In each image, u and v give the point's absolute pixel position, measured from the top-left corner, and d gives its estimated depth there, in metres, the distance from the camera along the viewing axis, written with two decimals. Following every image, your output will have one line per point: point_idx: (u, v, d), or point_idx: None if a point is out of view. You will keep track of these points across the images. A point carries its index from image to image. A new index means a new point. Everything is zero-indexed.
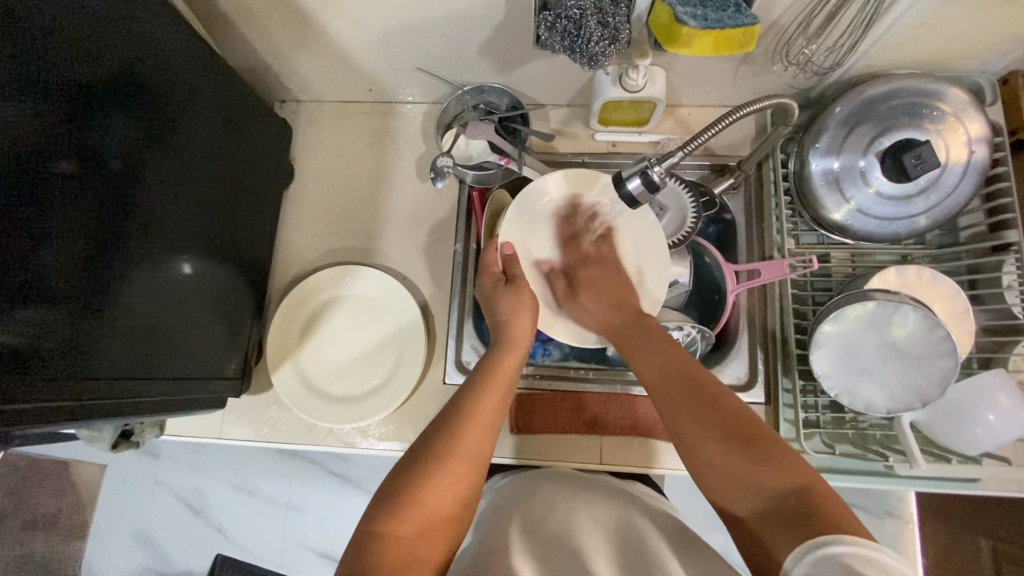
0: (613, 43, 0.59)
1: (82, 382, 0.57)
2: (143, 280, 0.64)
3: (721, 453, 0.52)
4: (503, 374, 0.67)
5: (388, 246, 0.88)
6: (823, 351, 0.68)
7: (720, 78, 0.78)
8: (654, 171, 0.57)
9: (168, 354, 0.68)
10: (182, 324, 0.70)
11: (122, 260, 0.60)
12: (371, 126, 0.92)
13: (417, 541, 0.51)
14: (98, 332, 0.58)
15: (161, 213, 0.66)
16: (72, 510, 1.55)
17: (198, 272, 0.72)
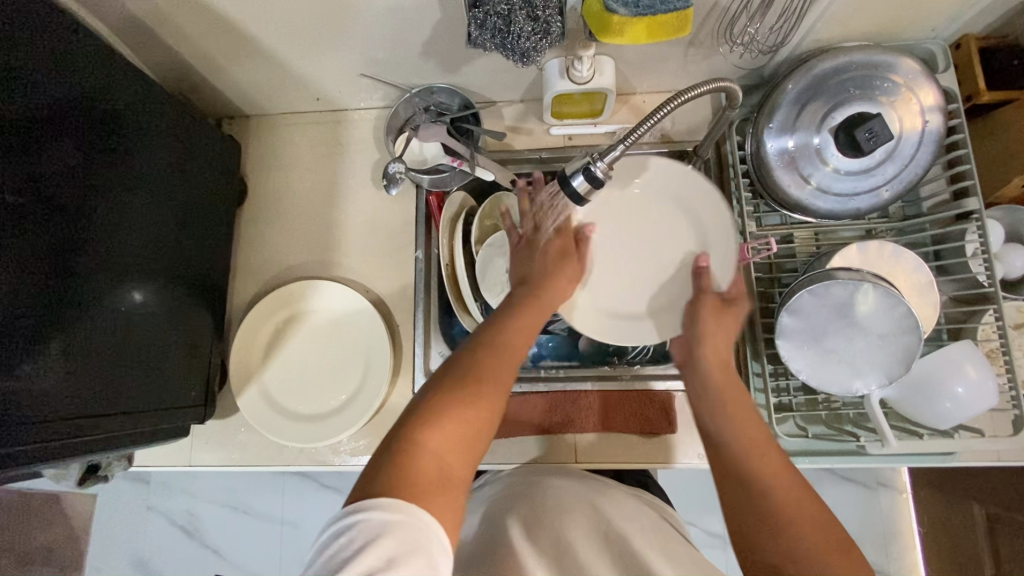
0: (545, 38, 0.58)
1: (34, 426, 0.55)
2: (95, 313, 0.62)
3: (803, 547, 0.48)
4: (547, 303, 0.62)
5: (349, 258, 0.86)
6: (788, 334, 0.67)
7: (670, 63, 0.77)
8: (596, 167, 0.56)
9: (126, 387, 0.66)
10: (139, 354, 0.68)
11: (70, 295, 0.59)
12: (323, 136, 0.90)
13: (440, 462, 0.47)
14: (50, 370, 0.56)
15: (111, 243, 0.64)
16: (65, 543, 1.53)
17: (152, 302, 0.70)
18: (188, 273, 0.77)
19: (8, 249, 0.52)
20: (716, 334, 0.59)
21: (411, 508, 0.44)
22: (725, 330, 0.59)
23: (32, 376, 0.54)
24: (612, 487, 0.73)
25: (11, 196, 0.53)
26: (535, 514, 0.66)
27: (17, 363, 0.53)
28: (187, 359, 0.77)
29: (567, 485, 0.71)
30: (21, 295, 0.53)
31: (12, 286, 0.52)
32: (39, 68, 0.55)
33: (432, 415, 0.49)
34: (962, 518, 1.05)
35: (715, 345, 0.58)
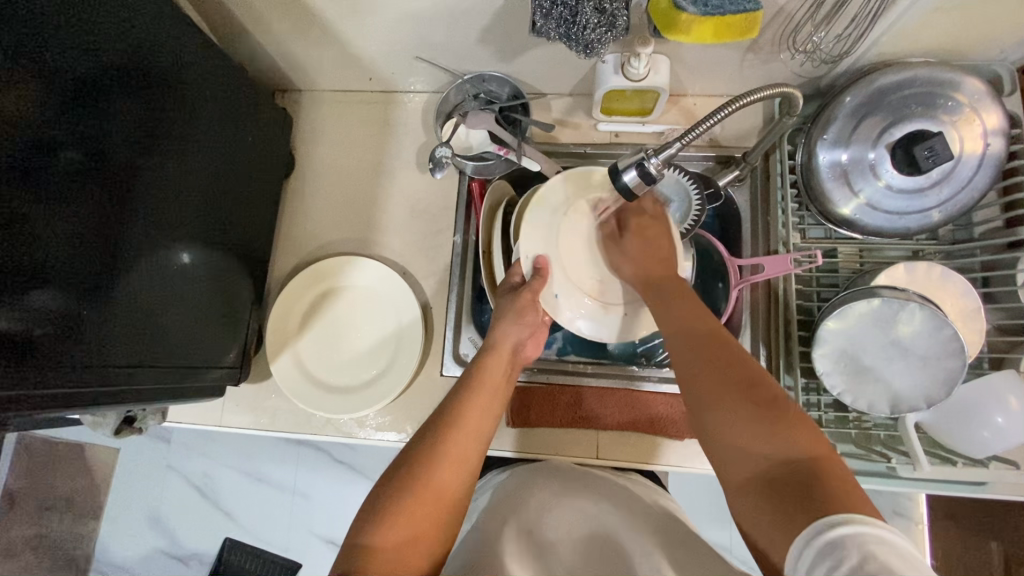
0: (610, 30, 0.58)
1: (78, 373, 0.57)
2: (144, 268, 0.64)
3: (739, 422, 0.51)
4: (496, 372, 0.68)
5: (388, 237, 0.87)
6: (825, 349, 0.66)
7: (726, 67, 0.76)
8: (650, 163, 0.56)
9: (166, 341, 0.68)
10: (180, 312, 0.70)
11: (122, 247, 0.61)
12: (372, 116, 0.91)
13: (407, 545, 0.52)
14: (97, 318, 0.58)
15: (163, 202, 0.66)
16: (85, 492, 1.59)
17: (196, 264, 0.72)
18: (232, 238, 0.79)
19: (66, 198, 0.54)
20: (643, 245, 0.67)
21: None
22: (639, 235, 0.67)
23: (80, 324, 0.56)
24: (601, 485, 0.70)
25: (74, 154, 0.55)
26: (513, 512, 0.63)
27: (66, 313, 0.55)
28: (226, 322, 0.78)
29: (548, 487, 0.68)
30: (74, 247, 0.55)
31: (68, 235, 0.54)
32: (103, 29, 0.57)
33: (404, 486, 0.54)
34: (979, 555, 1.03)
35: (624, 253, 0.67)
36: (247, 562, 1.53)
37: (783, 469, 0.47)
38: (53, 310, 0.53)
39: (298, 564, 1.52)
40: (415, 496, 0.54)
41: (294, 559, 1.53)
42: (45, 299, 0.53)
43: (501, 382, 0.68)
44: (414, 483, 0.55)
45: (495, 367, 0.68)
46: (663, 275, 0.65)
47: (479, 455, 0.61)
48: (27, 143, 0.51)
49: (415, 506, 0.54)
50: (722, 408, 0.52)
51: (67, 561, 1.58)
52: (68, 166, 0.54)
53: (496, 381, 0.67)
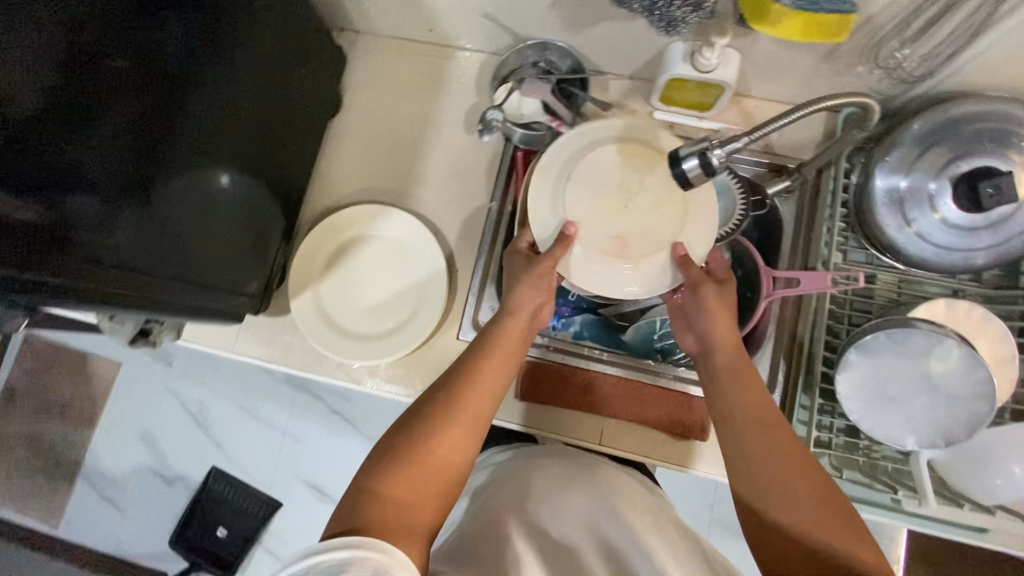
0: (695, 10, 0.55)
1: (111, 275, 0.58)
2: (184, 183, 0.64)
3: (815, 519, 0.55)
4: (512, 339, 0.67)
5: (424, 192, 0.86)
6: (850, 373, 0.65)
7: (798, 72, 0.74)
8: (713, 153, 0.54)
9: (199, 258, 0.68)
10: (215, 233, 0.70)
11: (168, 157, 0.61)
12: (424, 69, 0.88)
13: (410, 500, 0.57)
14: (133, 226, 0.58)
15: (214, 121, 0.65)
16: (83, 400, 1.61)
17: (233, 183, 0.71)
18: (269, 167, 0.77)
19: (107, 97, 0.55)
20: (725, 321, 0.67)
21: (380, 546, 0.50)
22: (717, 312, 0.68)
23: (114, 228, 0.57)
24: (607, 470, 0.71)
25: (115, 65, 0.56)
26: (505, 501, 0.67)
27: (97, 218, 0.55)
28: (255, 247, 0.78)
29: (539, 472, 0.70)
30: (111, 153, 0.56)
31: (108, 133, 0.55)
32: None
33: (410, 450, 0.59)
34: None
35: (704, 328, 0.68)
36: (230, 493, 1.55)
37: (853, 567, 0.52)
38: (86, 216, 0.55)
39: (278, 504, 1.54)
40: (420, 467, 0.59)
41: (277, 498, 1.55)
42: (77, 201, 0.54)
43: (517, 348, 0.68)
44: (419, 453, 0.59)
45: (513, 331, 0.68)
46: (738, 360, 0.66)
47: (488, 418, 0.64)
48: (59, 48, 0.52)
49: (421, 473, 0.59)
50: (798, 497, 0.57)
51: (56, 463, 1.60)
52: (110, 72, 0.55)
53: (510, 345, 0.67)
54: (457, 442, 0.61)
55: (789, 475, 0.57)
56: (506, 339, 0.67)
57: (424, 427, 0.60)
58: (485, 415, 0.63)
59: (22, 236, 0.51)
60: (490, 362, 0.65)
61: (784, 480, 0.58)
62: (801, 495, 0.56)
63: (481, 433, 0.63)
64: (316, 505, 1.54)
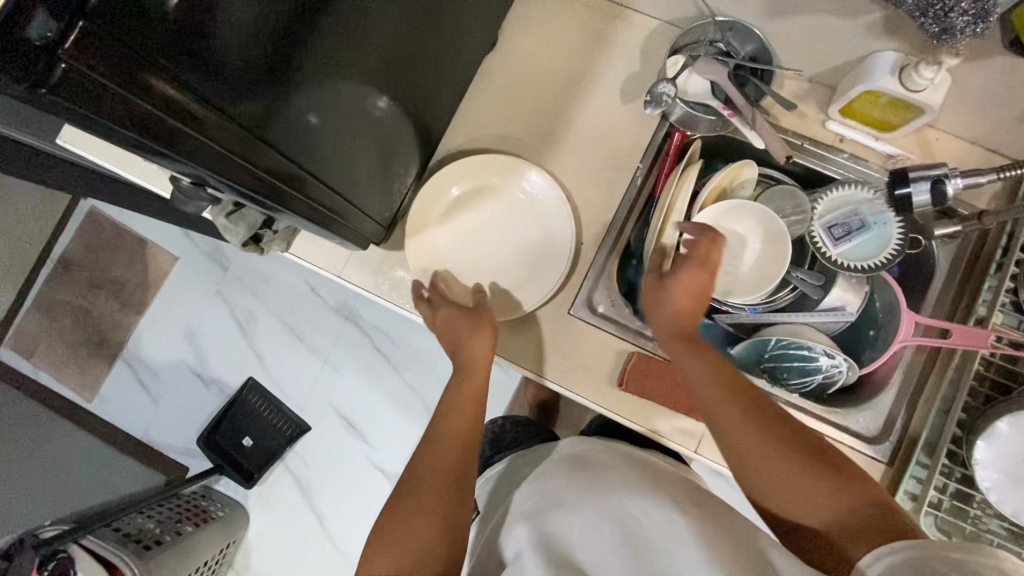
0: (976, 20, 0.51)
1: (252, 154, 0.48)
2: (337, 73, 0.55)
3: (791, 494, 0.54)
4: (471, 387, 0.73)
5: (564, 152, 0.81)
6: (995, 441, 0.62)
7: (1009, 111, 0.68)
8: (948, 183, 0.63)
9: (326, 161, 0.60)
10: (343, 139, 0.62)
11: (337, 32, 0.52)
12: (589, 23, 0.82)
13: (408, 559, 0.59)
14: (286, 99, 0.49)
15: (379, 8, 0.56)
16: (136, 286, 1.61)
17: (369, 83, 0.61)
18: (416, 88, 0.71)
19: None
20: (685, 301, 0.64)
21: None
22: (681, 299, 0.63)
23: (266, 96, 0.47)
24: (607, 465, 0.66)
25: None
26: (521, 536, 0.62)
27: (250, 71, 0.44)
28: (378, 173, 0.72)
29: (552, 491, 0.65)
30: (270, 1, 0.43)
31: None
32: None
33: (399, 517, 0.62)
34: None
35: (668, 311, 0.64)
36: (263, 407, 1.56)
37: (861, 522, 0.51)
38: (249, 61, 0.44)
39: (306, 428, 1.55)
40: (411, 527, 0.61)
41: (305, 421, 1.55)
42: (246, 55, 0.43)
43: (477, 393, 0.72)
44: (400, 516, 0.62)
45: (476, 371, 0.73)
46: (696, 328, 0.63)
47: (461, 466, 0.66)
48: None
49: (412, 532, 0.60)
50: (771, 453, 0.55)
51: (100, 341, 1.62)
52: None
53: (471, 395, 0.72)
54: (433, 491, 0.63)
55: (774, 448, 0.55)
56: (462, 388, 0.73)
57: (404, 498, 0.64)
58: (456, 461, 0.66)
59: (197, 85, 0.40)
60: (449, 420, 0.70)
61: (746, 436, 0.56)
62: (770, 468, 0.54)
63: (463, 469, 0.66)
64: (342, 437, 1.54)
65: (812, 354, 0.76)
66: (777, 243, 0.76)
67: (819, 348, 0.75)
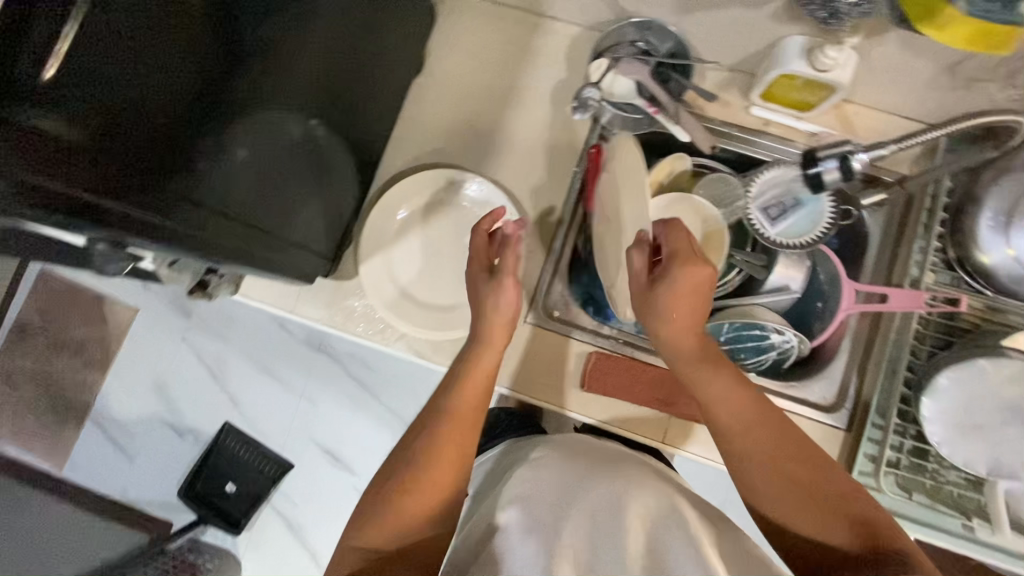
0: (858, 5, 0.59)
1: (188, 217, 0.51)
2: (268, 126, 0.57)
3: (794, 510, 0.55)
4: (487, 361, 0.69)
5: (504, 161, 0.82)
6: (940, 398, 0.65)
7: (915, 81, 0.71)
8: (852, 160, 0.66)
9: (274, 211, 0.63)
10: (291, 185, 0.65)
11: (255, 89, 0.54)
12: (513, 36, 0.84)
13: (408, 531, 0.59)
14: (217, 162, 0.52)
15: (296, 56, 0.57)
16: (98, 343, 1.57)
17: (308, 131, 0.64)
18: (349, 119, 0.72)
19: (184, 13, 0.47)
20: (684, 307, 0.64)
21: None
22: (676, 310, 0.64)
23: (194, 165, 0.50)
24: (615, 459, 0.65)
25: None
26: (510, 523, 0.58)
27: (168, 145, 0.47)
28: (322, 205, 0.73)
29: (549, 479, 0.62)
30: (161, 72, 0.46)
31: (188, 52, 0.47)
32: None
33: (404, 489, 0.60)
34: None
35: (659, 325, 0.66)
36: (242, 450, 1.53)
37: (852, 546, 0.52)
38: (160, 133, 0.46)
39: (290, 466, 1.53)
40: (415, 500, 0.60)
41: (289, 459, 1.53)
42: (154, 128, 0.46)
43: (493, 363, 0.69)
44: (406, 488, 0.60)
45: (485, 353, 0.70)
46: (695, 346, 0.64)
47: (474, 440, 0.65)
48: None
49: (413, 498, 0.60)
50: (769, 477, 0.57)
51: (66, 406, 1.57)
52: None
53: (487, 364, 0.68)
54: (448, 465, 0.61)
55: (771, 464, 0.57)
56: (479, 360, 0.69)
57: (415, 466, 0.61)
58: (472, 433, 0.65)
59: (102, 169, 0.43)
60: (458, 401, 0.66)
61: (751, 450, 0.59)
62: (771, 478, 0.57)
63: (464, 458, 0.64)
64: (327, 470, 1.52)
65: (765, 333, 0.78)
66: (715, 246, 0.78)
67: (771, 326, 0.77)
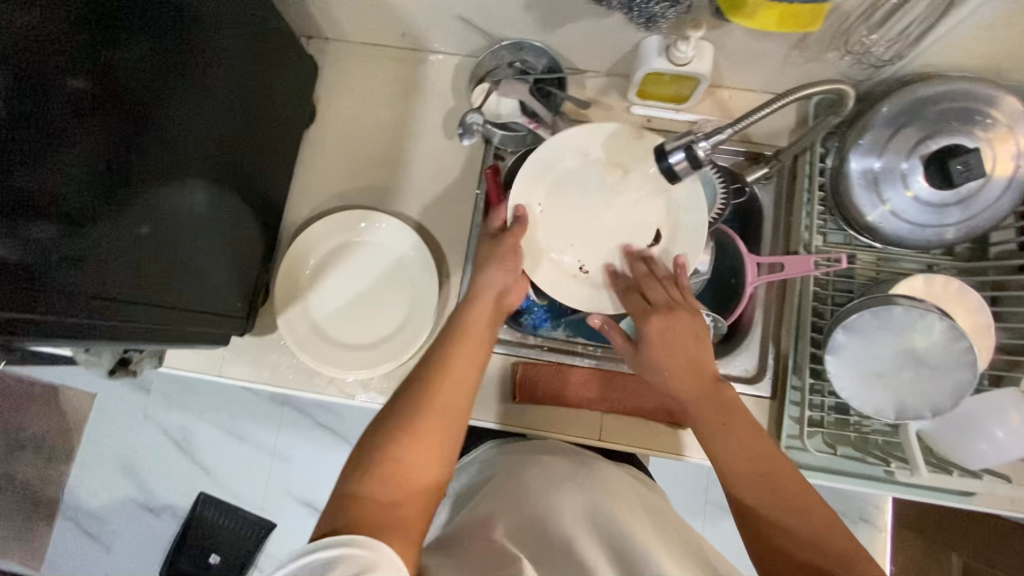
0: (672, 6, 0.57)
1: (74, 305, 0.51)
2: (163, 207, 0.59)
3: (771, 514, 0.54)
4: (476, 329, 0.68)
5: (408, 194, 0.84)
6: (838, 352, 0.68)
7: (769, 61, 0.75)
8: (699, 147, 0.55)
9: (183, 283, 0.65)
10: (199, 254, 0.67)
11: (145, 178, 0.56)
12: (399, 75, 0.87)
13: (392, 503, 0.55)
14: (115, 252, 0.54)
15: (183, 141, 0.61)
16: (58, 436, 1.54)
17: (207, 204, 0.66)
18: (246, 179, 0.74)
19: (81, 128, 0.49)
20: (675, 340, 0.66)
21: (374, 543, 0.50)
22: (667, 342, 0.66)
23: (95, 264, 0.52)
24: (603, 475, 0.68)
25: (83, 73, 0.49)
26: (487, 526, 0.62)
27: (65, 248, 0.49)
28: (229, 273, 0.74)
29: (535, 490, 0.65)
30: (53, 184, 0.48)
31: (83, 164, 0.50)
32: None
33: (391, 453, 0.58)
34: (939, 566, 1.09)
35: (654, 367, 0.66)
36: (221, 517, 1.51)
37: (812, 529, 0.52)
38: (54, 239, 0.48)
39: (272, 525, 1.51)
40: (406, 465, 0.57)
41: (269, 519, 1.51)
42: (50, 232, 0.48)
43: (484, 330, 0.69)
44: (399, 455, 0.58)
45: (476, 320, 0.69)
46: (692, 385, 0.63)
47: (464, 414, 0.62)
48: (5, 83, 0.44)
49: (404, 472, 0.57)
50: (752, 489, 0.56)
51: (36, 504, 1.54)
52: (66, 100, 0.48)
53: (479, 330, 0.68)
54: (430, 439, 0.59)
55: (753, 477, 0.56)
56: (469, 327, 0.68)
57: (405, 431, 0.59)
58: (462, 406, 0.62)
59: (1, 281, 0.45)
60: (451, 361, 0.65)
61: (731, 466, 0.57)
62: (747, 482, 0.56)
63: (459, 421, 0.62)
64: (311, 523, 1.51)
65: None
66: (626, 150, 0.78)
67: (687, 311, 0.78)
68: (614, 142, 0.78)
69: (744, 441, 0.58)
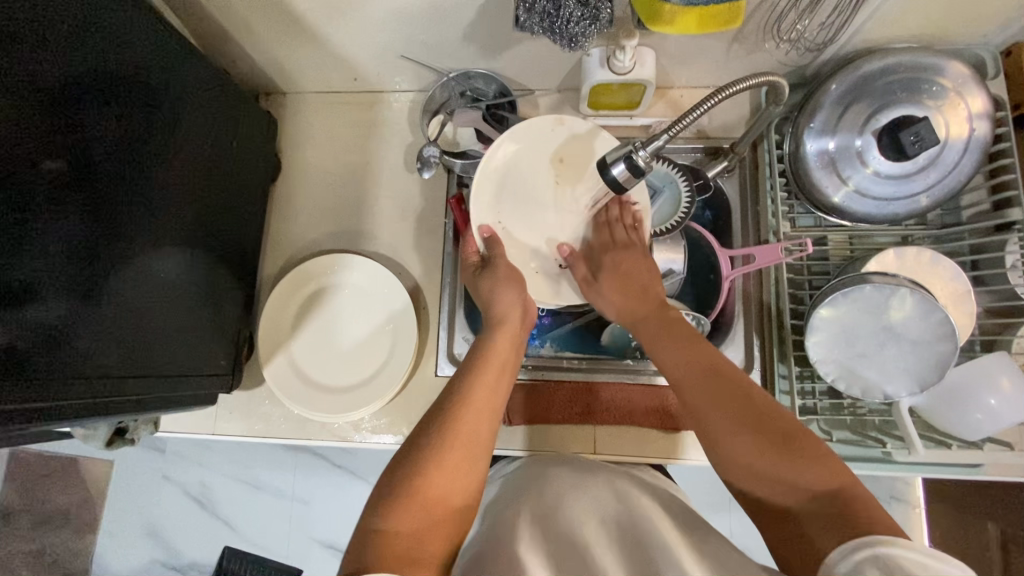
0: (594, 23, 0.60)
1: (60, 384, 0.52)
2: (140, 274, 0.61)
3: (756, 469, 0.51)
4: (499, 355, 0.67)
5: (378, 232, 0.86)
6: (820, 336, 0.67)
7: (711, 57, 0.76)
8: (638, 155, 0.55)
9: (166, 348, 0.66)
10: (178, 317, 0.68)
11: (121, 249, 0.58)
12: (358, 118, 0.89)
13: (416, 534, 0.51)
14: (96, 323, 0.55)
15: (156, 208, 0.63)
16: (81, 506, 1.57)
17: (184, 266, 0.68)
18: (218, 237, 0.75)
19: (58, 210, 0.51)
20: (627, 282, 0.72)
21: None
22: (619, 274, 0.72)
23: (78, 337, 0.53)
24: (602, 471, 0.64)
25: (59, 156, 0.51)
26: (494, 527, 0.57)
27: (48, 327, 0.50)
28: (210, 328, 0.74)
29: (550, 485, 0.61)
30: (37, 267, 0.49)
31: (63, 244, 0.51)
32: (63, 35, 0.51)
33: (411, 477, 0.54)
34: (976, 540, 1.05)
35: (606, 299, 0.72)
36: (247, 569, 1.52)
37: (815, 510, 0.47)
38: (40, 320, 0.49)
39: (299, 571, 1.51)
40: (431, 490, 0.54)
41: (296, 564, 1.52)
42: (39, 313, 0.49)
43: (505, 360, 0.67)
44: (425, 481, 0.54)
45: (501, 347, 0.68)
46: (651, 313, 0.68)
47: (486, 441, 0.60)
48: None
49: (430, 502, 0.53)
50: (737, 440, 0.53)
51: None
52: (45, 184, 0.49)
53: (504, 359, 0.67)
54: (453, 465, 0.56)
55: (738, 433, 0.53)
56: (493, 351, 0.67)
57: (426, 454, 0.56)
58: (484, 430, 0.60)
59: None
60: (474, 386, 0.62)
61: (715, 417, 0.55)
62: (732, 436, 0.53)
63: (482, 456, 0.59)
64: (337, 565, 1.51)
65: None
66: (583, 151, 0.75)
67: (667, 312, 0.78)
68: (563, 150, 0.75)
69: (740, 426, 0.53)
